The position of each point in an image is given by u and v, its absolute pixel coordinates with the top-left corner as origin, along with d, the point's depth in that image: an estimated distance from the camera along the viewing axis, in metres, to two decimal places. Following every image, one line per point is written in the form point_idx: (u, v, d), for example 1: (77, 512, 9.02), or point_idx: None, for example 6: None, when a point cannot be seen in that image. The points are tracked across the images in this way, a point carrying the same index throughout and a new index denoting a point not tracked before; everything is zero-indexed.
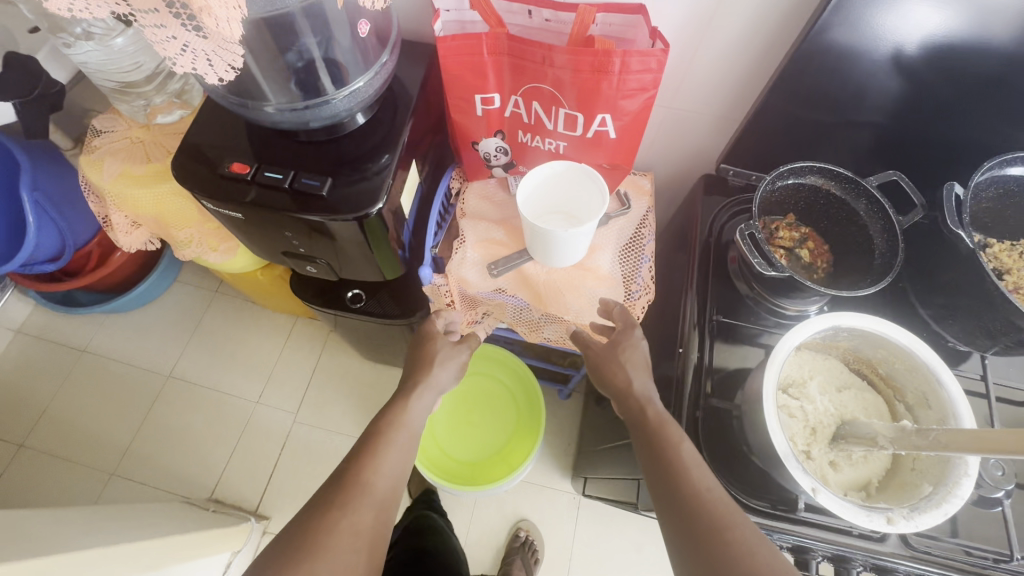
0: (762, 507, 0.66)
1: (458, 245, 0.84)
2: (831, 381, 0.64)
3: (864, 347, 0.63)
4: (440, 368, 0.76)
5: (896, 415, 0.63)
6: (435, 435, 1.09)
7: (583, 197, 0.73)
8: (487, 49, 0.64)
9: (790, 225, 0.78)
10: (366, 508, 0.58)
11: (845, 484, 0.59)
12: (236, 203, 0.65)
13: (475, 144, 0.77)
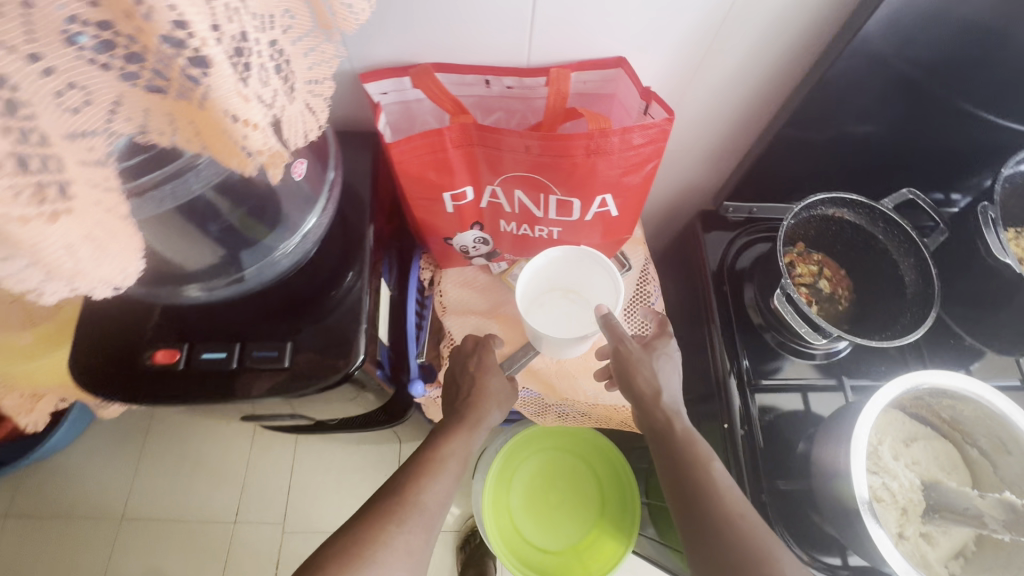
0: None
1: (448, 347, 0.73)
2: (899, 438, 0.59)
3: (927, 397, 0.58)
4: (493, 401, 0.63)
5: (967, 456, 0.59)
6: (527, 539, 1.01)
7: (592, 281, 0.65)
8: (451, 145, 0.52)
9: (803, 255, 0.72)
10: (418, 530, 0.51)
11: (945, 556, 0.54)
12: (173, 403, 0.50)
13: (449, 239, 0.65)
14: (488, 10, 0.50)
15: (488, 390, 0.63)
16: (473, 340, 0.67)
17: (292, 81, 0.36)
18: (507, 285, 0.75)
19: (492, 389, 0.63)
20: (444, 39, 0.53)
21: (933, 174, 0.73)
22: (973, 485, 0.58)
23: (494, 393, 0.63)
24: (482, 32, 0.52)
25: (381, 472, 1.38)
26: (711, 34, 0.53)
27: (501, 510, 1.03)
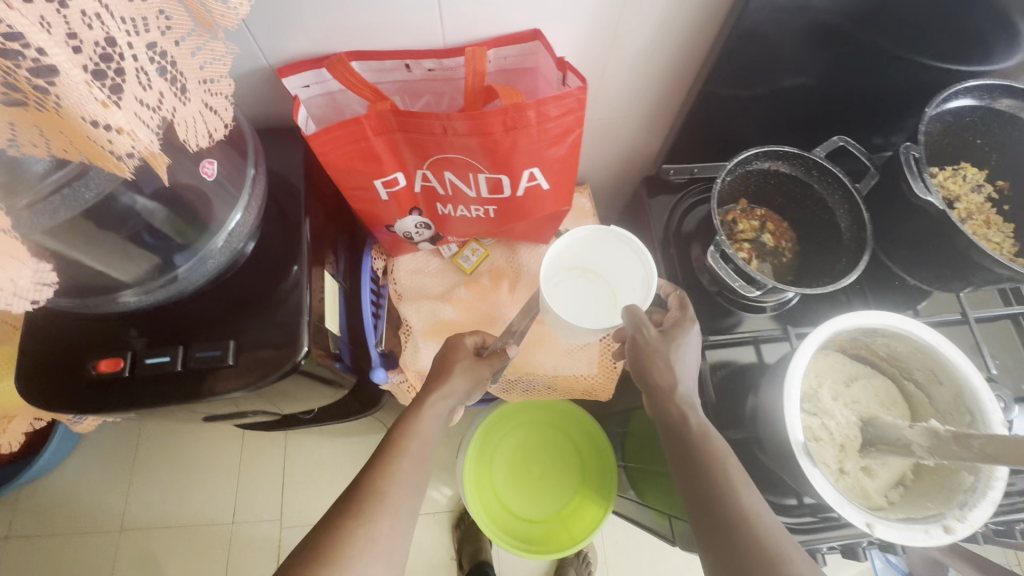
0: (805, 521, 0.64)
1: (405, 335, 0.73)
2: (840, 379, 0.61)
3: (862, 336, 0.60)
4: (460, 372, 0.60)
5: (906, 390, 0.61)
6: (509, 508, 1.04)
7: (616, 267, 0.66)
8: (371, 132, 0.52)
9: (745, 212, 0.73)
10: (383, 518, 0.48)
11: (885, 486, 0.57)
12: (123, 409, 0.51)
13: (390, 226, 0.66)
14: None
15: (454, 361, 0.61)
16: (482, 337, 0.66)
17: (181, 81, 0.36)
18: (459, 268, 0.75)
19: (459, 360, 0.61)
20: (355, 26, 0.53)
21: (868, 120, 0.74)
22: (911, 418, 0.60)
23: (464, 364, 0.61)
24: (391, 16, 0.52)
25: None
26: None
27: (485, 488, 1.05)
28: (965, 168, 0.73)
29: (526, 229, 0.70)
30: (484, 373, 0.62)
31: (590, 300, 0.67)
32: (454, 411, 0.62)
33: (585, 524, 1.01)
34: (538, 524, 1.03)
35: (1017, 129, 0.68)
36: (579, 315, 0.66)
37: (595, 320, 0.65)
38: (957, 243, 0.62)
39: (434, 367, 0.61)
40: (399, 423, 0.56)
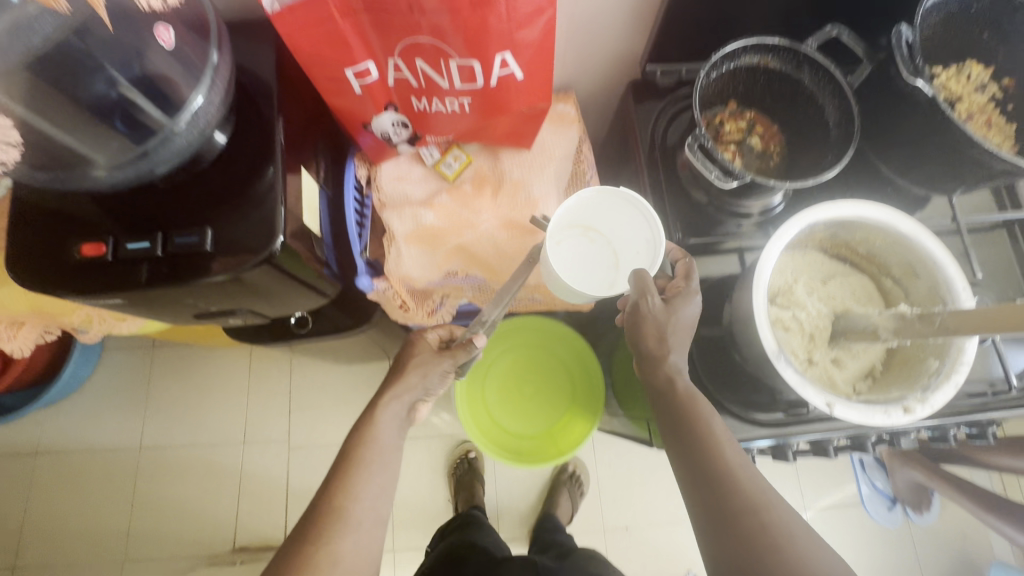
0: (777, 417, 0.65)
1: (387, 241, 0.73)
2: (816, 276, 0.61)
3: (840, 232, 0.59)
4: (415, 363, 0.74)
5: (884, 286, 0.61)
6: (501, 425, 1.08)
7: (619, 227, 0.70)
8: (336, 12, 0.51)
9: (734, 114, 0.71)
10: (346, 533, 0.57)
11: (852, 377, 0.57)
12: (108, 292, 0.54)
13: (368, 125, 0.65)
14: None
15: (407, 360, 0.74)
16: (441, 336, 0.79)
17: None
18: (442, 175, 0.75)
19: (409, 359, 0.74)
20: None
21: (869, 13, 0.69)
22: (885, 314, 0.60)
23: (417, 358, 0.74)
24: None
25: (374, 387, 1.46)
26: None
27: (478, 404, 1.08)
28: (971, 66, 0.69)
29: (506, 130, 0.69)
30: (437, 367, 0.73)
31: (592, 258, 0.69)
32: (417, 408, 0.74)
33: (574, 440, 1.05)
34: (529, 440, 1.07)
35: None
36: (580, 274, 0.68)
37: (594, 277, 0.68)
38: (944, 135, 0.59)
39: (397, 366, 0.75)
40: (364, 415, 0.69)
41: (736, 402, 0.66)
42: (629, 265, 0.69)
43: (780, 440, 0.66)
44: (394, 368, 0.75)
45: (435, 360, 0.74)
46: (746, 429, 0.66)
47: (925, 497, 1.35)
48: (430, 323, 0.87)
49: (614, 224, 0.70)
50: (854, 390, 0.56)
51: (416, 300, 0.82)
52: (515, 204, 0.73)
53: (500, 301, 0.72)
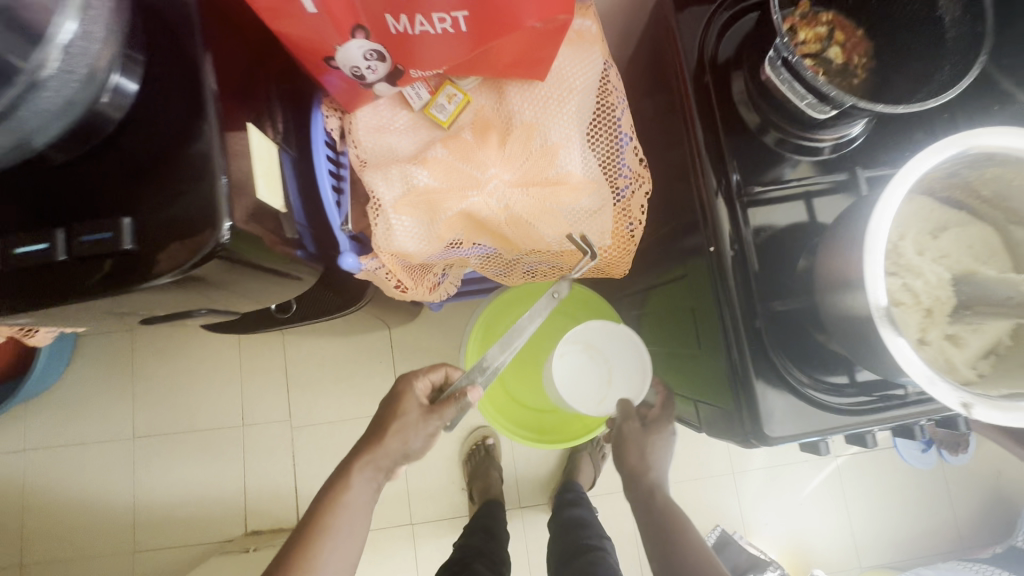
0: (858, 400, 0.55)
1: (374, 210, 0.59)
2: (927, 229, 0.47)
3: (964, 171, 0.45)
4: (398, 426, 0.68)
5: (1009, 237, 0.48)
6: (522, 402, 0.98)
7: (622, 370, 0.84)
8: None
9: (807, 18, 0.55)
10: None
11: (974, 356, 0.45)
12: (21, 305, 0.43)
13: (332, 59, 0.49)
14: None
15: (388, 421, 0.68)
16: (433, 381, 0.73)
17: None
18: (434, 121, 0.59)
19: (393, 420, 0.68)
20: None
21: None
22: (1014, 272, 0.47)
23: (401, 419, 0.68)
24: None
25: (375, 359, 1.36)
26: None
27: (490, 379, 0.97)
28: None
29: (515, 53, 0.53)
30: (421, 432, 0.68)
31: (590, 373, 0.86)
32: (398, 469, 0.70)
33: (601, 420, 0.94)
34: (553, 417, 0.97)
35: None
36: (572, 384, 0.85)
37: (582, 395, 0.85)
38: None
39: (376, 424, 0.70)
40: (334, 486, 0.66)
41: (808, 382, 0.55)
42: (619, 388, 0.84)
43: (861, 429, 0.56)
44: (376, 424, 0.70)
45: (420, 422, 0.68)
46: (821, 414, 0.55)
47: (963, 441, 1.29)
48: (433, 299, 0.75)
49: (613, 345, 0.85)
50: (980, 374, 0.45)
51: (415, 278, 0.68)
52: (529, 153, 0.58)
53: (507, 345, 0.71)
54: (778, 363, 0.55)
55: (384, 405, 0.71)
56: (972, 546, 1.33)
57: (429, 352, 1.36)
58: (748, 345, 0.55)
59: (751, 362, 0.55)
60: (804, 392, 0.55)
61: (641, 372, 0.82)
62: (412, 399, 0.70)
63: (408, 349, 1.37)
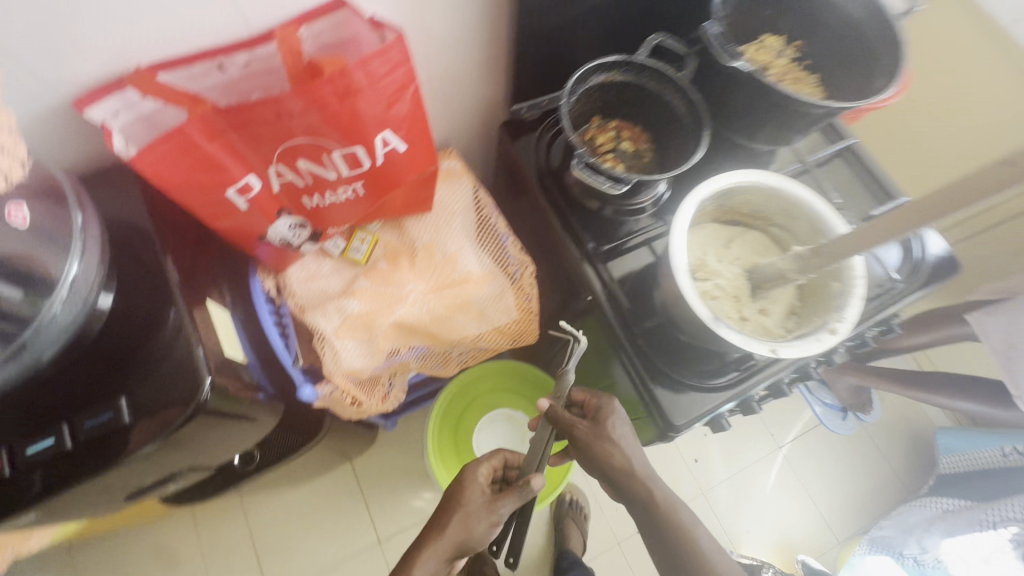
0: (733, 377, 0.71)
1: (318, 342, 0.70)
2: (720, 243, 0.68)
3: (724, 201, 0.67)
4: (459, 522, 0.66)
5: (775, 235, 0.69)
6: None
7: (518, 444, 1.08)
8: (201, 137, 0.50)
9: (600, 128, 0.78)
10: None
11: (781, 320, 0.64)
12: (31, 501, 0.50)
13: (262, 237, 0.62)
14: None
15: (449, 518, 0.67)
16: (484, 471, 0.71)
17: None
18: (353, 261, 0.74)
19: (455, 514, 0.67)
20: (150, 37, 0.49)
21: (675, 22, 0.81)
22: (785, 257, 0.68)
23: (463, 509, 0.67)
24: (182, 9, 0.48)
25: (343, 495, 1.35)
26: None
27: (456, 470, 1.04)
28: (767, 37, 0.82)
29: (405, 198, 0.70)
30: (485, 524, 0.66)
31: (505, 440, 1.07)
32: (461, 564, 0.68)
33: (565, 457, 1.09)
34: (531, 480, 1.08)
35: None
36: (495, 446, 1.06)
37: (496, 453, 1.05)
38: (772, 100, 0.68)
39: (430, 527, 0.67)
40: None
41: (693, 376, 0.71)
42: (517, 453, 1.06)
43: (743, 396, 0.72)
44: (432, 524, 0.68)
45: (483, 512, 0.67)
46: (709, 399, 0.70)
47: (866, 399, 1.50)
48: (386, 408, 0.84)
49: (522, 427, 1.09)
50: (788, 329, 0.63)
51: (367, 392, 0.79)
52: (435, 266, 0.74)
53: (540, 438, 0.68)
54: (663, 369, 0.71)
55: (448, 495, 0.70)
56: (914, 489, 1.50)
57: (395, 471, 1.38)
58: (637, 360, 0.71)
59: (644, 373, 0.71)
60: (690, 384, 0.70)
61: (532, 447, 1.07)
62: (478, 492, 0.69)
63: (373, 476, 1.38)
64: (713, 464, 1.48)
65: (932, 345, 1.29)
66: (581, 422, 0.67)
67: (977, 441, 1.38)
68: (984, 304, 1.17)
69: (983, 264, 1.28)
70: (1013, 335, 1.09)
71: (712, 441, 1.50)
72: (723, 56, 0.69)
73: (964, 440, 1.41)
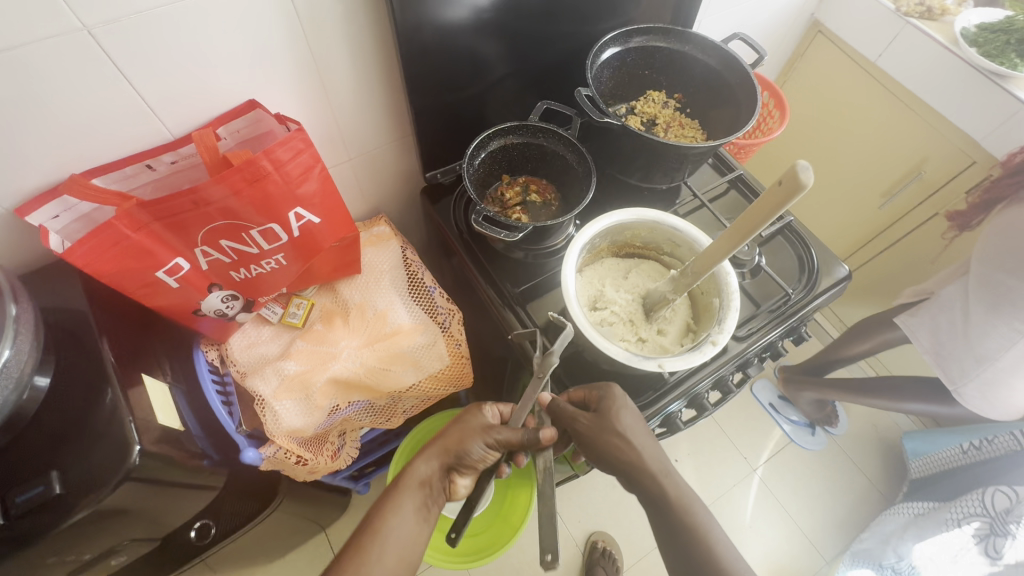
0: (653, 397, 0.75)
1: (259, 405, 0.74)
2: (619, 274, 0.75)
3: (615, 237, 0.75)
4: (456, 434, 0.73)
5: (669, 262, 0.77)
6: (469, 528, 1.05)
7: None
8: (128, 229, 0.57)
9: (509, 183, 0.88)
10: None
11: (677, 337, 0.70)
12: None
13: (197, 311, 0.69)
14: (99, 106, 0.55)
15: (449, 430, 0.73)
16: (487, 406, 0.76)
17: None
18: (290, 325, 0.80)
19: (455, 427, 0.74)
20: (82, 150, 0.58)
21: (564, 90, 0.94)
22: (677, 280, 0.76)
23: (462, 425, 0.73)
24: (108, 126, 0.57)
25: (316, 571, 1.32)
26: (310, 55, 0.64)
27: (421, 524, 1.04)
28: (650, 93, 0.95)
29: (331, 263, 0.77)
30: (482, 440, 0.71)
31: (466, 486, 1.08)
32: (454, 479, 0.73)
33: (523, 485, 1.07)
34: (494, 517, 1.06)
35: (662, 55, 0.89)
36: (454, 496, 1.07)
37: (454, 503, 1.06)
38: (646, 145, 0.79)
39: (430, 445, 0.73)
40: (384, 500, 0.68)
41: None
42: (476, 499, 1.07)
43: (665, 411, 0.76)
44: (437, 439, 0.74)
45: (477, 430, 0.72)
46: None
47: (829, 411, 1.54)
48: (338, 466, 0.87)
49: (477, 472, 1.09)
50: (682, 344, 0.69)
51: (313, 450, 0.82)
52: (367, 322, 0.80)
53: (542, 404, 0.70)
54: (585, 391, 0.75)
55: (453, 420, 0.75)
56: (894, 496, 1.50)
57: None
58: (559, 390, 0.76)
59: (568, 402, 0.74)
60: None
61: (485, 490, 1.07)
62: (474, 421, 0.74)
63: None
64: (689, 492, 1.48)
65: (874, 351, 1.34)
66: (582, 418, 0.67)
67: (942, 441, 1.39)
68: (908, 306, 1.21)
69: (902, 269, 1.38)
70: (939, 335, 1.09)
71: (686, 469, 1.51)
72: (596, 115, 0.77)
73: (930, 441, 1.42)
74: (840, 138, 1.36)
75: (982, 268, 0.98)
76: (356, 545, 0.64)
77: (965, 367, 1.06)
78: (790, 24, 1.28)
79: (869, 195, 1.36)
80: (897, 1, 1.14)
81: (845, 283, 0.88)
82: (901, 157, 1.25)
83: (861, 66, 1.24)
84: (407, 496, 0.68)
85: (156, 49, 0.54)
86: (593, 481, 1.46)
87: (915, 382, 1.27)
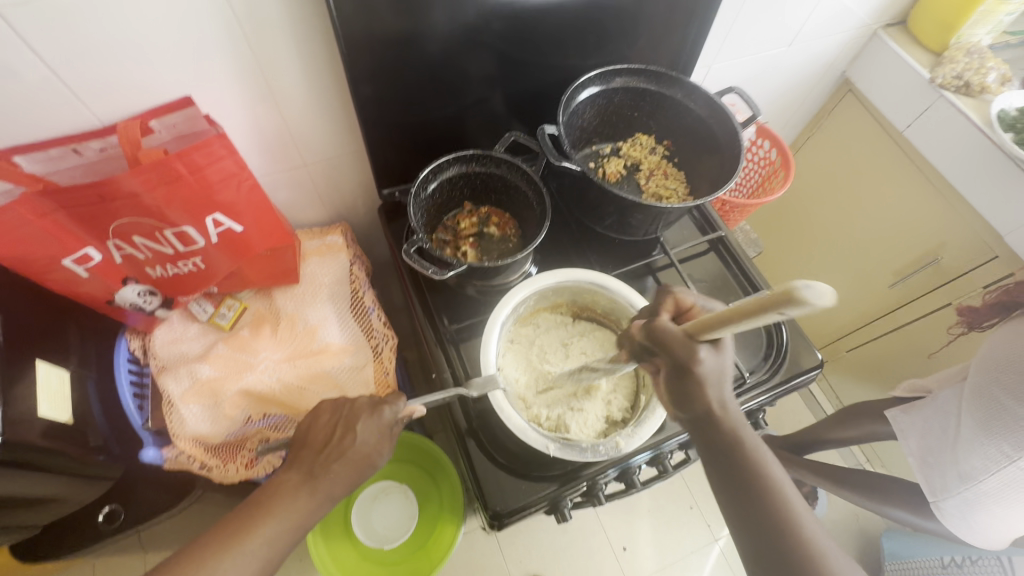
0: (572, 467, 0.68)
1: (166, 406, 0.72)
2: (568, 334, 0.73)
3: (574, 296, 0.73)
4: (363, 428, 0.58)
5: None
6: (376, 553, 1.01)
7: (394, 520, 1.04)
8: (30, 216, 0.54)
9: (470, 213, 0.83)
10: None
11: (595, 424, 0.67)
12: None
13: (111, 301, 0.67)
14: (22, 82, 0.54)
15: (356, 418, 0.58)
16: (373, 401, 0.60)
17: None
18: (218, 326, 0.77)
19: (363, 417, 0.58)
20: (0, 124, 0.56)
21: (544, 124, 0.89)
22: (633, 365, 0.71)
23: (339, 437, 0.58)
24: (32, 103, 0.56)
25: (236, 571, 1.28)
26: (252, 57, 0.62)
27: (337, 541, 1.00)
28: (640, 136, 0.89)
29: (262, 270, 0.75)
30: (388, 440, 0.60)
31: (391, 514, 1.05)
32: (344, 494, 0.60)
33: (448, 520, 0.99)
34: (406, 548, 1.01)
35: (652, 99, 0.82)
36: (376, 522, 1.04)
37: (374, 527, 1.03)
38: (610, 195, 0.74)
39: (315, 437, 0.59)
40: (265, 495, 0.55)
41: (525, 463, 0.68)
42: (393, 530, 1.03)
43: (587, 484, 0.68)
44: (332, 427, 0.59)
45: (358, 448, 0.57)
46: (541, 487, 0.67)
47: (809, 492, 1.42)
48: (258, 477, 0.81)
49: (406, 505, 1.06)
50: (600, 433, 0.66)
51: (222, 456, 0.77)
52: (295, 336, 0.78)
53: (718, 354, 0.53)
54: (498, 439, 0.70)
55: (352, 403, 0.61)
56: None
57: None
58: (472, 446, 0.69)
59: (476, 462, 0.68)
60: (526, 476, 0.67)
61: (406, 526, 1.03)
62: (386, 415, 0.59)
63: None
64: (641, 553, 1.35)
65: (861, 440, 1.24)
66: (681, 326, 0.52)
67: (922, 548, 1.27)
68: (902, 401, 1.10)
69: (908, 352, 1.26)
70: (929, 440, 0.97)
71: (644, 525, 1.38)
72: (558, 156, 0.74)
73: (912, 547, 1.29)
74: (857, 206, 1.26)
75: (979, 378, 0.88)
76: (214, 557, 0.50)
77: (947, 482, 0.92)
78: (816, 80, 1.20)
79: (882, 268, 1.26)
80: (933, 71, 1.03)
81: (815, 374, 0.78)
82: (917, 238, 1.16)
83: (890, 137, 1.15)
84: (292, 500, 0.55)
85: (81, 35, 0.52)
86: (542, 522, 1.35)
87: (893, 484, 1.13)
